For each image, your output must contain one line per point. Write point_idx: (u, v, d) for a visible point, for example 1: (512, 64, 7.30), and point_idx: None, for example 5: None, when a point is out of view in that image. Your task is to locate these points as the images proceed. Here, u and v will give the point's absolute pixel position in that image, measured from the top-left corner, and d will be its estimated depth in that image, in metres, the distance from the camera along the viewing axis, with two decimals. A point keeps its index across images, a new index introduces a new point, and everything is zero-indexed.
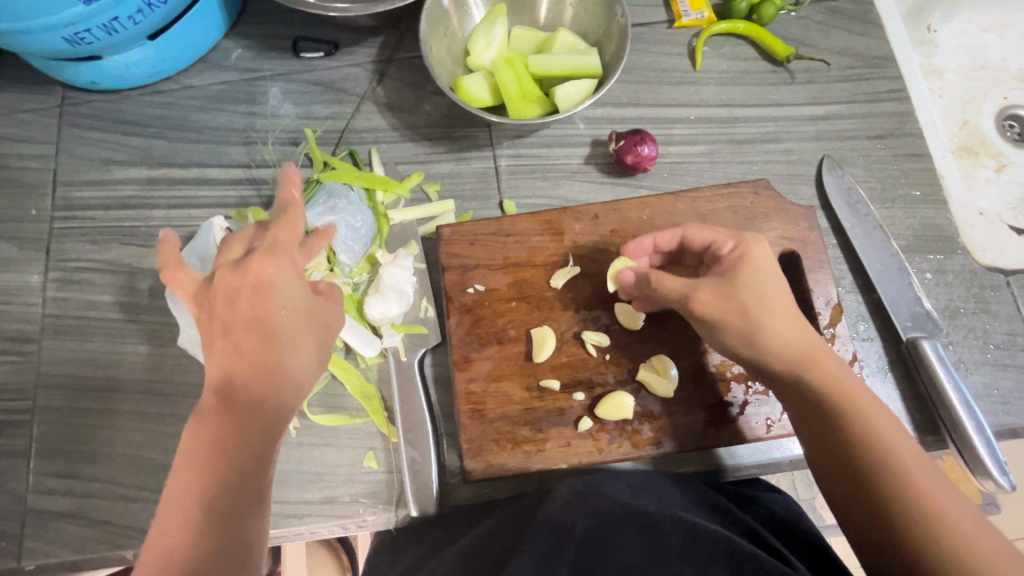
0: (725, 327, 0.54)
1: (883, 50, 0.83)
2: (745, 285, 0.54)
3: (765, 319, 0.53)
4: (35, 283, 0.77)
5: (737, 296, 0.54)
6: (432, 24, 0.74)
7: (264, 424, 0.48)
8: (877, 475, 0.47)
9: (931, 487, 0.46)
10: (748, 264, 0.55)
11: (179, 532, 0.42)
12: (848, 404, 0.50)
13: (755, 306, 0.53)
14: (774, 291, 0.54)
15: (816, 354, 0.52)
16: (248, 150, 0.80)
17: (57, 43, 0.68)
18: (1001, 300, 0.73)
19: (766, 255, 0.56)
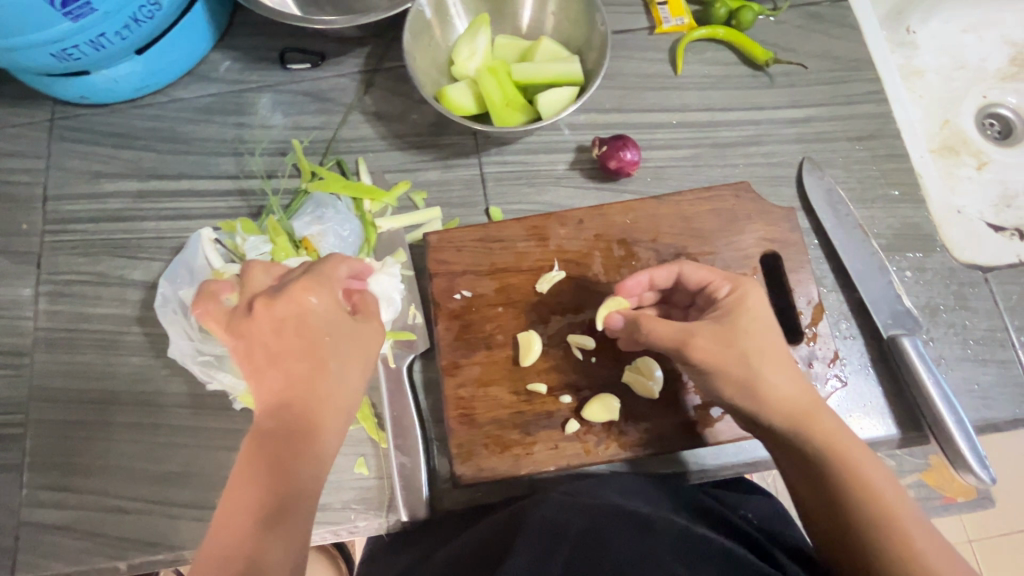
0: (724, 373, 0.54)
1: (860, 53, 0.84)
2: (743, 330, 0.55)
3: (765, 368, 0.53)
4: (27, 297, 0.78)
5: (736, 341, 0.54)
6: (415, 35, 0.75)
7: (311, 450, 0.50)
8: (863, 522, 0.48)
9: (921, 543, 0.47)
10: (744, 309, 0.56)
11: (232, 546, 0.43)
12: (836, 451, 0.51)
13: (753, 351, 0.54)
14: (771, 338, 0.55)
15: (808, 401, 0.53)
16: (236, 161, 0.81)
17: (45, 59, 0.69)
18: (981, 296, 0.75)
19: (761, 300, 0.57)
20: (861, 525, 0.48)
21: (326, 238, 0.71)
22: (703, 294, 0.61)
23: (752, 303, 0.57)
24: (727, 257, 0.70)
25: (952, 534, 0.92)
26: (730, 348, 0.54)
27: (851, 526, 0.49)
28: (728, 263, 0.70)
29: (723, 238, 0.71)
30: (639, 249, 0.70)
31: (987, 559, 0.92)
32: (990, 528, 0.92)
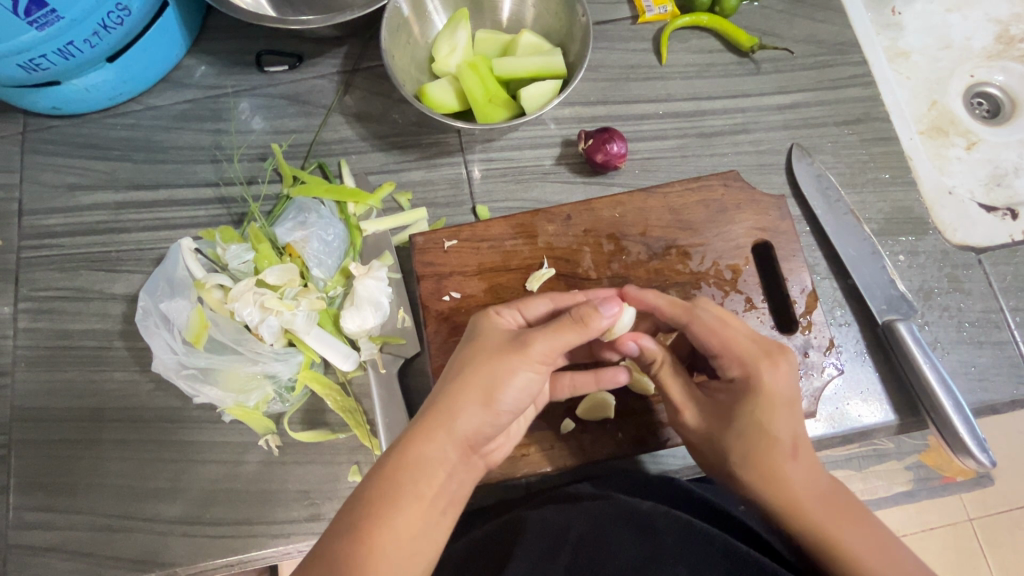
0: (710, 457, 0.56)
1: (846, 36, 0.83)
2: (755, 438, 0.52)
3: (776, 484, 0.51)
4: (5, 316, 0.76)
5: (750, 444, 0.52)
6: (393, 32, 0.73)
7: (414, 463, 0.47)
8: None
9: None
10: (755, 393, 0.53)
11: (340, 526, 0.45)
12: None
13: (755, 441, 0.52)
14: (797, 453, 0.52)
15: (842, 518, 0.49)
16: (215, 168, 0.79)
17: (13, 70, 0.67)
18: (974, 278, 0.74)
19: (782, 380, 0.53)
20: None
21: (310, 243, 0.69)
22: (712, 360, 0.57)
23: (777, 397, 0.53)
24: (717, 247, 0.69)
25: (953, 514, 0.92)
26: (733, 457, 0.53)
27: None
28: (719, 253, 0.69)
29: (713, 229, 0.70)
30: (628, 242, 0.69)
31: (989, 537, 0.92)
32: (995, 506, 0.91)
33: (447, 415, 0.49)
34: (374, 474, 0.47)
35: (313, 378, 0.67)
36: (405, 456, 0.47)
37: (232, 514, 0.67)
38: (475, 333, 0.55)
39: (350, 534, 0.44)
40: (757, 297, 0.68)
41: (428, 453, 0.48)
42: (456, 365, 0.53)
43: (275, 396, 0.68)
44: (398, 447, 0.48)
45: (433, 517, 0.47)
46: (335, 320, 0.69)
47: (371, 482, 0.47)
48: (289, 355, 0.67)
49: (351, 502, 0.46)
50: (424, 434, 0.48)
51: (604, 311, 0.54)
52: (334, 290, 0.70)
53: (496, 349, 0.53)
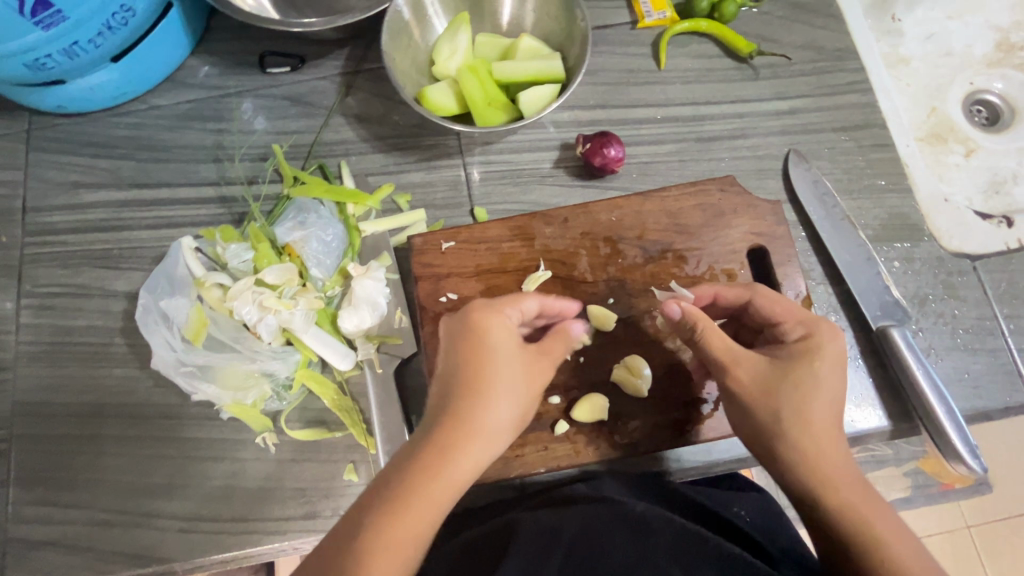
0: (759, 412, 0.52)
1: (844, 43, 0.84)
2: (801, 407, 0.51)
3: (815, 461, 0.49)
4: (8, 311, 0.77)
5: (795, 411, 0.50)
6: (394, 36, 0.74)
7: (447, 467, 0.46)
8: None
9: None
10: (814, 356, 0.53)
11: (369, 523, 0.42)
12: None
13: (801, 409, 0.50)
14: (839, 440, 0.50)
15: (882, 520, 0.46)
16: (217, 167, 0.80)
17: (18, 69, 0.68)
18: (969, 285, 0.74)
19: (842, 347, 0.54)
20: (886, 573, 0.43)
21: (309, 244, 0.70)
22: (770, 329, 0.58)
23: (833, 365, 0.52)
24: (713, 252, 0.70)
25: (949, 520, 0.92)
26: (778, 421, 0.51)
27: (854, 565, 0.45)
28: (715, 258, 0.70)
29: (709, 233, 0.70)
30: (625, 246, 0.70)
31: (985, 544, 0.92)
32: (990, 512, 0.91)
33: (471, 411, 0.49)
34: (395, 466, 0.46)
35: (310, 377, 0.68)
36: (440, 457, 0.46)
37: (229, 511, 0.68)
38: (488, 324, 0.53)
39: (369, 524, 0.42)
40: None
41: (454, 447, 0.47)
42: (477, 354, 0.52)
43: (273, 394, 0.68)
44: (430, 446, 0.47)
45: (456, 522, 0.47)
46: (333, 320, 0.70)
47: (401, 480, 0.45)
48: (287, 354, 0.68)
49: (380, 500, 0.44)
50: (458, 437, 0.48)
51: (576, 330, 0.61)
52: (332, 290, 0.71)
53: (516, 354, 0.53)
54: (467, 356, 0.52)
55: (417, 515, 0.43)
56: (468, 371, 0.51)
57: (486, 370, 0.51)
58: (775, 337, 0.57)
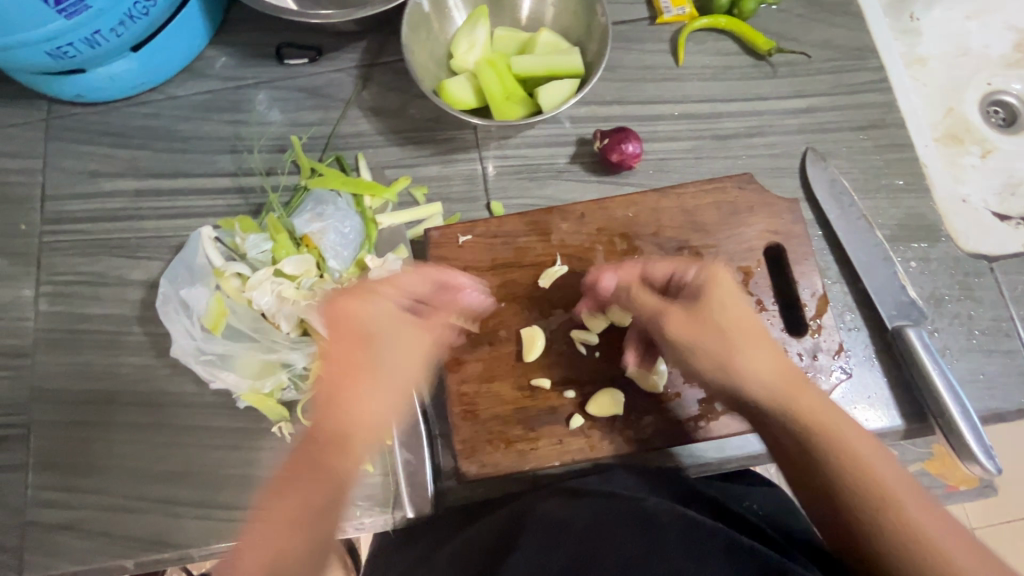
0: (702, 359, 0.57)
1: (863, 42, 0.83)
2: (720, 334, 0.56)
3: (751, 379, 0.54)
4: (26, 298, 0.78)
5: (717, 347, 0.56)
6: (413, 29, 0.74)
7: (316, 479, 0.55)
8: (887, 544, 0.47)
9: (897, 491, 0.49)
10: (717, 289, 0.57)
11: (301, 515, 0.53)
12: (873, 478, 0.49)
13: (729, 336, 0.56)
14: (766, 348, 0.56)
15: (823, 407, 0.53)
16: (234, 158, 0.81)
17: (40, 57, 0.68)
18: (985, 286, 0.74)
19: (731, 276, 0.59)
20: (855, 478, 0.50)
21: (327, 235, 0.70)
22: (667, 283, 0.62)
23: (732, 289, 0.58)
24: (729, 249, 0.70)
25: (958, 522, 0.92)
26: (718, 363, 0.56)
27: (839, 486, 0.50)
28: (731, 255, 0.70)
29: (726, 230, 0.70)
30: (641, 242, 0.70)
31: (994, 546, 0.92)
32: (999, 514, 0.91)
33: (319, 409, 0.59)
34: (285, 474, 0.56)
35: None
36: (302, 473, 0.55)
37: (245, 499, 0.69)
38: (356, 314, 0.59)
39: (310, 507, 0.53)
40: (768, 299, 0.68)
41: (337, 440, 0.57)
42: (337, 352, 0.59)
43: (290, 384, 0.68)
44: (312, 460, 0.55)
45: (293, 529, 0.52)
46: None
47: (311, 474, 0.55)
48: (304, 344, 0.68)
49: (294, 501, 0.54)
50: (320, 450, 0.56)
51: (471, 301, 0.67)
52: (349, 281, 0.71)
53: (366, 338, 0.59)
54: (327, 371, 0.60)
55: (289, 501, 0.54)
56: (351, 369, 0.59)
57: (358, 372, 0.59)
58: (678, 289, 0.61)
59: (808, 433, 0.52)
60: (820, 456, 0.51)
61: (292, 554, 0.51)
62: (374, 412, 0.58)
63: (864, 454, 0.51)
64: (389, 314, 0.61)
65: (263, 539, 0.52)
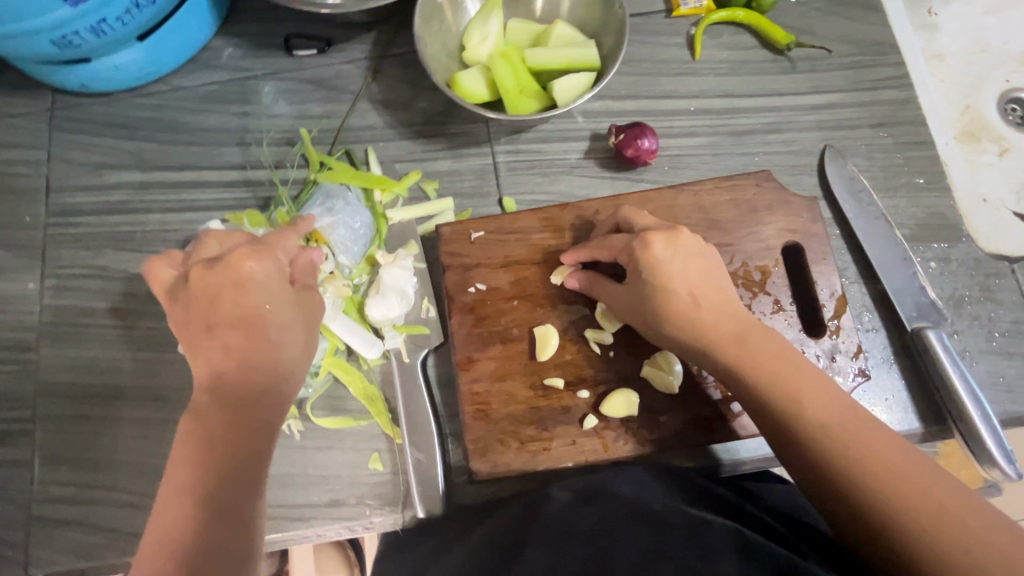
0: (651, 325, 0.58)
1: (884, 37, 0.82)
2: (667, 295, 0.56)
3: (699, 339, 0.55)
4: (31, 291, 0.76)
5: (661, 311, 0.56)
6: (426, 20, 0.73)
7: (212, 442, 0.48)
8: (850, 492, 0.47)
9: (858, 441, 0.49)
10: (656, 255, 0.56)
11: (193, 481, 0.47)
12: (828, 427, 0.49)
13: (676, 297, 0.56)
14: (720, 307, 0.56)
15: (777, 360, 0.53)
16: (242, 151, 0.79)
17: (45, 46, 0.67)
18: (1006, 288, 0.73)
19: (685, 236, 0.57)
20: (816, 435, 0.49)
21: (336, 230, 0.69)
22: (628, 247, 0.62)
23: (685, 247, 0.57)
24: (747, 248, 0.68)
25: None
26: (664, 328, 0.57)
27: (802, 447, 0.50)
28: (749, 254, 0.68)
29: (743, 229, 0.69)
30: None
31: None
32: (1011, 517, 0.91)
33: (214, 360, 0.51)
34: (188, 438, 0.48)
35: (337, 365, 0.68)
36: (189, 441, 0.48)
37: None
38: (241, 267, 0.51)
39: (231, 469, 0.48)
40: (786, 299, 0.67)
41: (243, 394, 0.50)
42: (223, 307, 0.51)
43: None
44: (206, 423, 0.48)
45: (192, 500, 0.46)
46: (361, 308, 0.70)
47: (205, 438, 0.48)
48: None
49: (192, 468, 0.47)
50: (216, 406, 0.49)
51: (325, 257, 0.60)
52: (359, 277, 0.70)
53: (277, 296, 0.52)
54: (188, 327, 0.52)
55: (175, 476, 0.47)
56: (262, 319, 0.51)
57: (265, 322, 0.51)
58: None
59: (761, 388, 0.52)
60: (778, 414, 0.51)
61: (206, 526, 0.45)
62: (293, 362, 0.53)
63: (823, 406, 0.51)
64: (262, 265, 0.52)
65: (172, 518, 0.45)
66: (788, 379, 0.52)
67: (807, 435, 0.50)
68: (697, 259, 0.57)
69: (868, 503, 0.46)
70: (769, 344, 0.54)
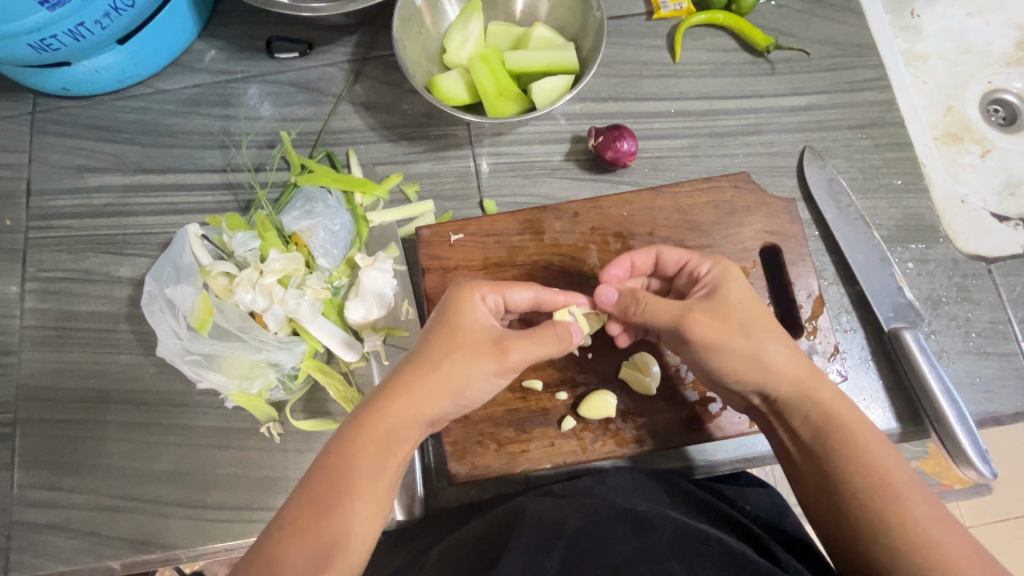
0: (723, 358, 0.54)
1: (864, 39, 0.82)
2: (747, 322, 0.54)
3: (768, 374, 0.53)
4: (12, 295, 0.76)
5: (743, 336, 0.54)
6: (405, 23, 0.73)
7: (343, 484, 0.47)
8: (878, 540, 0.46)
9: (905, 490, 0.47)
10: (731, 286, 0.56)
11: (320, 520, 0.45)
12: (890, 482, 0.48)
13: (750, 328, 0.54)
14: (787, 344, 0.55)
15: (838, 406, 0.52)
16: (223, 154, 0.79)
17: (23, 50, 0.67)
18: (984, 288, 0.73)
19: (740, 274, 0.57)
20: (864, 480, 0.48)
21: (316, 233, 0.69)
22: (683, 273, 0.61)
23: (740, 283, 0.57)
24: (725, 249, 0.69)
25: None
26: (737, 355, 0.53)
27: (842, 488, 0.49)
28: (727, 256, 0.69)
29: (722, 230, 0.69)
30: (636, 242, 0.69)
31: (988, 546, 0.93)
32: (992, 515, 0.91)
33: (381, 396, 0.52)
34: (328, 472, 0.47)
35: (316, 367, 0.67)
36: (331, 475, 0.47)
37: (234, 500, 0.68)
38: (461, 310, 0.55)
39: (347, 510, 0.46)
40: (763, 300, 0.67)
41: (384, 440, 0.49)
42: (451, 352, 0.53)
43: (278, 383, 0.68)
44: (345, 462, 0.47)
45: (317, 537, 0.44)
46: (340, 310, 0.70)
47: (337, 475, 0.47)
48: (293, 344, 0.67)
49: (319, 502, 0.46)
50: (366, 455, 0.48)
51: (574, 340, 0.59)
52: (339, 280, 0.70)
53: (473, 342, 0.53)
54: (433, 351, 0.53)
55: (303, 509, 0.46)
56: (428, 361, 0.52)
57: (438, 364, 0.52)
58: (691, 282, 0.60)
59: (819, 429, 0.51)
60: (829, 452, 0.50)
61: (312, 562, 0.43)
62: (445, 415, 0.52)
63: (876, 445, 0.50)
64: (476, 318, 0.55)
65: (294, 547, 0.44)
66: (846, 420, 0.51)
67: (851, 476, 0.49)
68: (751, 298, 0.56)
69: (893, 552, 0.45)
70: (828, 384, 0.53)
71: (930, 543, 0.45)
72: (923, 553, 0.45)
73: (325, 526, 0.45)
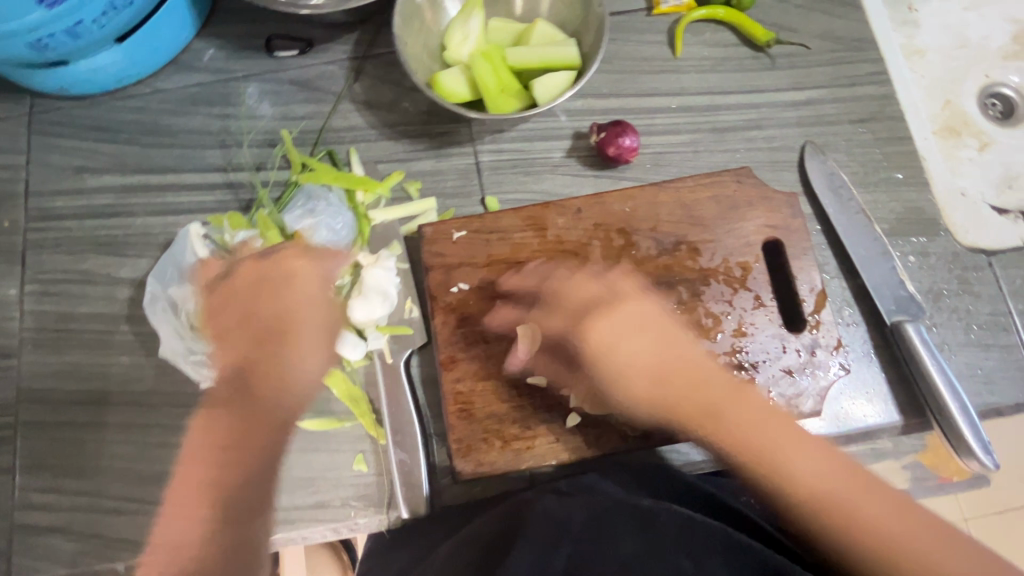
0: (631, 388, 0.59)
1: (863, 33, 0.82)
2: (635, 351, 0.58)
3: (667, 401, 0.57)
4: (11, 297, 0.76)
5: (637, 369, 0.58)
6: (406, 20, 0.73)
7: (236, 451, 0.56)
8: (840, 546, 0.48)
9: (838, 486, 0.50)
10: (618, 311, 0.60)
11: (199, 500, 0.54)
12: (821, 483, 0.50)
13: (641, 357, 0.58)
14: (681, 365, 0.58)
15: (750, 424, 0.54)
16: (223, 153, 0.79)
17: (21, 49, 0.66)
18: (984, 281, 0.74)
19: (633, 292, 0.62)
20: (801, 493, 0.50)
21: (318, 232, 0.70)
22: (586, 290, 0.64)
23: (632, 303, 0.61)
24: (728, 244, 0.69)
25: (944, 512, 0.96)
26: (636, 384, 0.58)
27: (791, 506, 0.51)
28: (729, 250, 0.69)
29: (724, 225, 0.69)
30: (639, 237, 0.69)
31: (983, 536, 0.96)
32: None
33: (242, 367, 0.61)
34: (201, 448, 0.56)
35: None
36: (215, 451, 0.55)
37: None
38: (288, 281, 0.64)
39: (226, 487, 0.55)
40: (767, 295, 0.67)
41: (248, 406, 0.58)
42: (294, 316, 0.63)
43: None
44: (211, 437, 0.56)
45: (198, 507, 0.54)
46: None
47: (222, 449, 0.56)
48: None
49: (219, 470, 0.55)
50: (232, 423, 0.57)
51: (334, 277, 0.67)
52: (341, 278, 0.69)
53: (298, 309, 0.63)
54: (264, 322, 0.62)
55: (195, 474, 0.55)
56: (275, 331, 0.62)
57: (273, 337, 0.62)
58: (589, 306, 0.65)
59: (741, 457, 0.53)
60: (758, 477, 0.52)
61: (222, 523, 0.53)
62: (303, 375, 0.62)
63: (801, 452, 0.52)
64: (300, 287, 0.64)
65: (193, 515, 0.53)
66: (762, 434, 0.53)
67: (788, 494, 0.51)
68: (644, 318, 0.60)
69: (833, 538, 0.48)
70: (734, 396, 0.56)
71: (882, 535, 0.47)
72: (879, 546, 0.46)
73: (214, 496, 0.54)
